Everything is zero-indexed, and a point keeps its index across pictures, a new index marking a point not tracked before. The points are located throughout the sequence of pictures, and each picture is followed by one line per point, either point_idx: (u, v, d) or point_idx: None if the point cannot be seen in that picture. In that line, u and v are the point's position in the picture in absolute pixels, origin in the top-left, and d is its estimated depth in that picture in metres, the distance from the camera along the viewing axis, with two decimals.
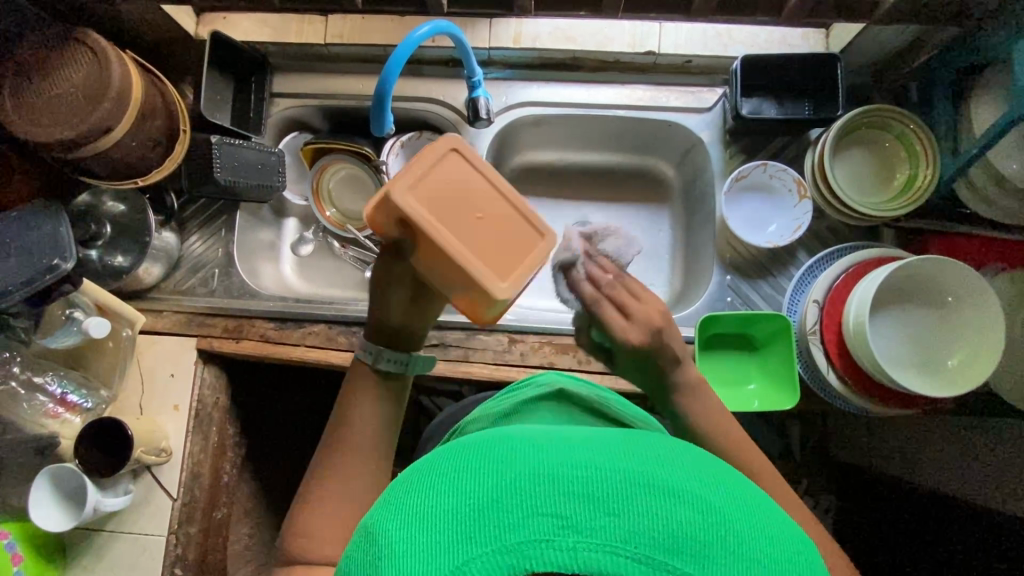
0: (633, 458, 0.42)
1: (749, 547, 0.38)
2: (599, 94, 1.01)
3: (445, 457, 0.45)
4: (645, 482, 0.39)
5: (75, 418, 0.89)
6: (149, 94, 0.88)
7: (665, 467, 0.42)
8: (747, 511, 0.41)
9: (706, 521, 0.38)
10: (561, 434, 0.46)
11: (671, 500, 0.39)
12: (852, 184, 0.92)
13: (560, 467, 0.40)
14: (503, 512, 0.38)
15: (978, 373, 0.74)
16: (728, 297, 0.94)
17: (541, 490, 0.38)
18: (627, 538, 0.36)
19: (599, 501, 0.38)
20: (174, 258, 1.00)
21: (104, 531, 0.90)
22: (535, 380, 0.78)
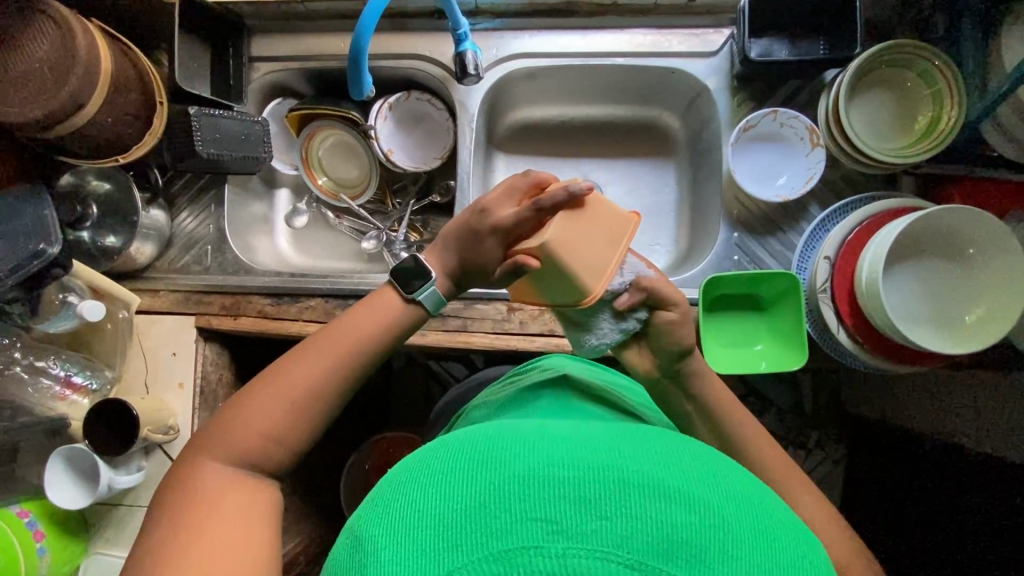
0: (625, 459, 0.43)
1: (748, 551, 0.39)
2: (596, 41, 0.95)
3: (432, 458, 0.47)
4: (638, 484, 0.41)
5: (82, 400, 0.90)
6: (119, 65, 0.83)
7: (659, 468, 0.43)
8: (744, 514, 0.42)
9: (701, 523, 0.39)
10: (551, 434, 0.47)
11: (664, 500, 0.40)
12: (871, 129, 0.86)
13: (551, 470, 0.41)
14: (490, 517, 0.39)
15: (987, 338, 0.71)
16: (735, 256, 0.90)
17: (530, 494, 0.40)
18: (621, 543, 0.37)
19: (591, 504, 0.39)
20: (165, 236, 0.98)
21: (122, 505, 0.93)
22: (539, 364, 0.77)
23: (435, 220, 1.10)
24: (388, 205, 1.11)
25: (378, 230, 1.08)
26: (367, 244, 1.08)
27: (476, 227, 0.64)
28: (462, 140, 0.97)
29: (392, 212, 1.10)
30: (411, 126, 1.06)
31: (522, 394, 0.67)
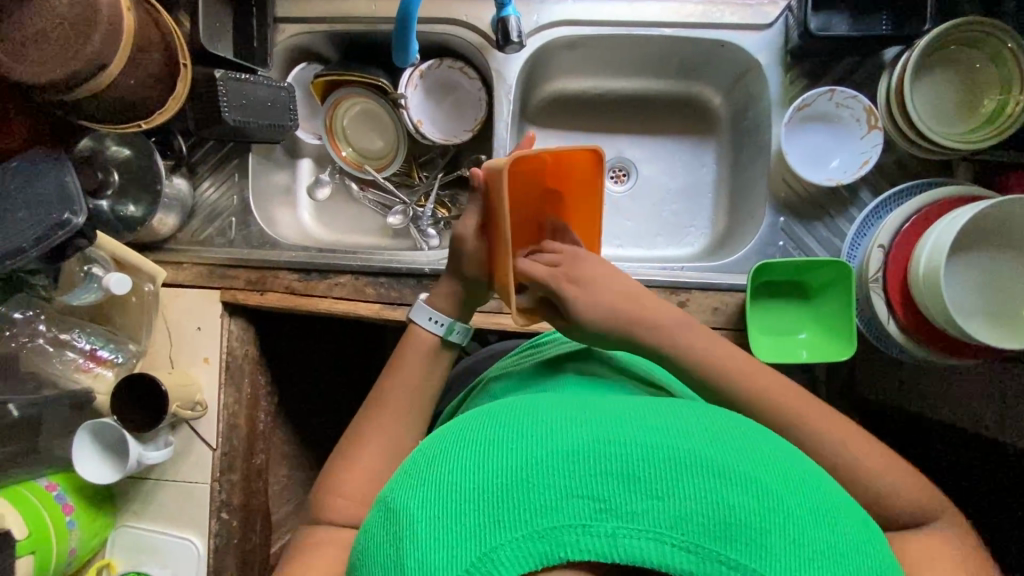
0: (677, 435, 0.42)
1: (807, 535, 0.38)
2: (643, 9, 0.89)
3: (467, 428, 0.46)
4: (692, 463, 0.39)
5: (106, 372, 0.88)
6: (141, 22, 0.78)
7: (712, 443, 0.42)
8: (801, 497, 0.40)
9: (757, 505, 0.38)
10: (595, 406, 0.46)
11: (722, 482, 0.39)
12: (932, 112, 0.82)
13: (599, 445, 0.40)
14: (535, 494, 0.39)
15: None
16: (780, 242, 0.87)
17: (576, 472, 0.39)
18: (673, 524, 0.37)
19: (640, 484, 0.38)
20: (188, 207, 0.95)
21: (149, 479, 0.92)
22: (556, 339, 0.75)
23: (463, 196, 1.07)
24: (414, 179, 1.07)
25: (404, 205, 1.05)
26: (393, 219, 1.05)
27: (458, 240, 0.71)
28: (498, 112, 0.92)
29: (419, 185, 1.07)
30: (441, 96, 1.02)
31: (535, 375, 0.66)
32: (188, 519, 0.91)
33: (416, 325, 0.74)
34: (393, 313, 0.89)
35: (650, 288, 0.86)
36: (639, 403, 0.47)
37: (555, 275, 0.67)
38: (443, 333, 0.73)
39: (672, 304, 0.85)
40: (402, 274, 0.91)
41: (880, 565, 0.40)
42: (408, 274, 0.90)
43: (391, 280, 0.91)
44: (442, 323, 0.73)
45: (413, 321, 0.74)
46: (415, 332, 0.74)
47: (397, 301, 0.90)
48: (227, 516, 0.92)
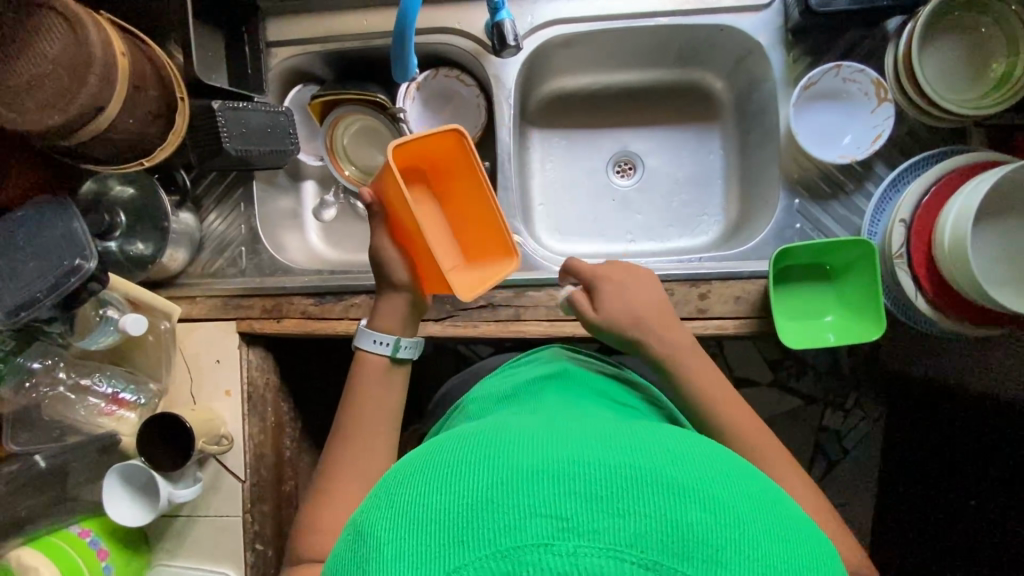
0: (638, 454, 0.42)
1: (761, 551, 0.38)
2: (639, 0, 0.88)
3: (436, 453, 0.45)
4: (652, 482, 0.39)
5: (129, 414, 0.87)
6: (135, 60, 0.78)
7: (673, 462, 0.42)
8: (756, 514, 0.40)
9: (714, 523, 0.38)
10: (561, 430, 0.46)
11: (680, 500, 0.38)
12: (942, 79, 0.80)
13: (561, 464, 0.40)
14: (500, 514, 0.38)
15: None
16: (797, 224, 0.85)
17: (541, 490, 0.38)
18: (633, 542, 0.36)
19: (603, 501, 0.38)
20: (196, 240, 0.94)
21: (181, 517, 0.92)
22: (534, 361, 0.74)
23: None
24: None
25: None
26: None
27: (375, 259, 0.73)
28: (499, 117, 0.91)
29: None
30: (440, 106, 1.01)
31: (515, 393, 0.65)
32: (223, 553, 0.91)
33: (364, 351, 0.73)
34: None
35: (669, 283, 0.85)
36: (605, 427, 0.47)
37: (596, 275, 0.74)
38: (392, 353, 0.73)
39: (693, 296, 0.84)
40: None
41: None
42: None
43: None
44: (387, 343, 0.73)
45: (359, 347, 0.73)
46: (366, 358, 0.73)
47: None
48: (262, 547, 0.91)
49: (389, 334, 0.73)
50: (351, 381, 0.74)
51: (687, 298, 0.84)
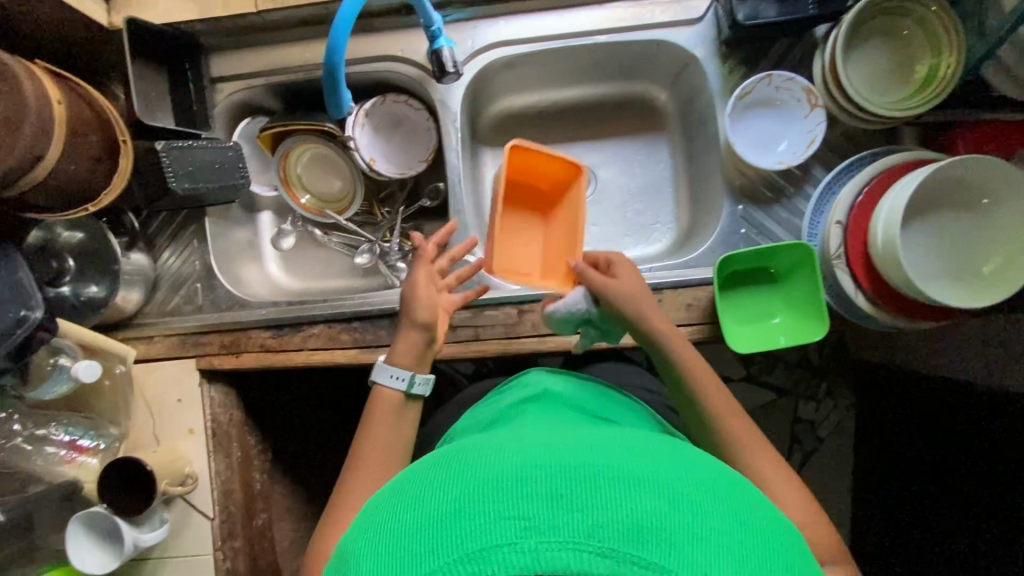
0: (598, 453, 0.42)
1: (719, 532, 0.38)
2: (575, 20, 0.90)
3: (415, 473, 0.46)
4: (609, 474, 0.40)
5: (91, 459, 0.86)
6: (72, 107, 0.78)
7: (631, 457, 0.42)
8: (715, 499, 0.41)
9: (671, 508, 0.38)
10: (531, 439, 0.47)
11: (637, 488, 0.39)
12: (869, 83, 0.83)
13: (523, 467, 0.41)
14: (466, 519, 0.38)
15: (1008, 288, 0.70)
16: (742, 229, 0.87)
17: (503, 494, 0.39)
18: (590, 533, 0.37)
19: (563, 499, 0.38)
20: (150, 279, 0.94)
21: (151, 559, 0.91)
22: (522, 379, 0.76)
23: (427, 225, 1.08)
24: (377, 215, 1.07)
25: (370, 243, 1.04)
26: (360, 259, 1.04)
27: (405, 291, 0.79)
28: (447, 142, 0.92)
29: (381, 221, 1.06)
30: (390, 131, 1.02)
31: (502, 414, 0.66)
32: None
33: (380, 386, 0.75)
34: (371, 356, 0.89)
35: None
36: (572, 434, 0.48)
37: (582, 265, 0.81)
38: (406, 388, 0.75)
39: None
40: (374, 317, 0.90)
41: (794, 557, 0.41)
42: (380, 315, 0.90)
43: (365, 324, 0.90)
44: (404, 378, 0.75)
45: (376, 381, 0.76)
46: (381, 392, 0.75)
47: (374, 343, 0.89)
48: None
49: (405, 369, 0.75)
50: (365, 416, 0.75)
51: None
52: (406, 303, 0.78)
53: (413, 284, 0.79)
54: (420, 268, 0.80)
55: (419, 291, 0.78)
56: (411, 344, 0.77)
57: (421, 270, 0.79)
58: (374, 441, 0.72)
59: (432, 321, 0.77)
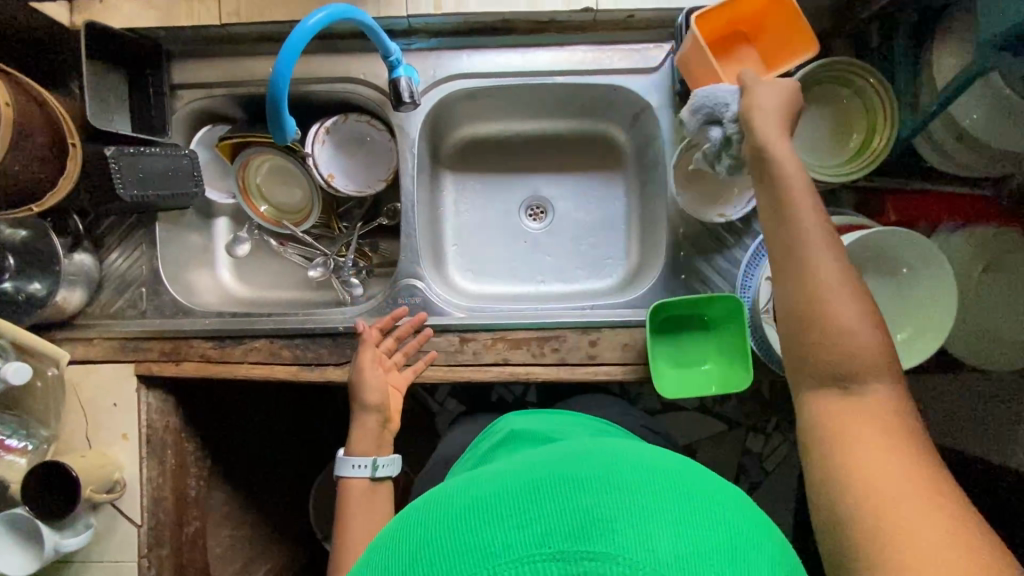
0: (539, 468, 0.44)
1: (656, 508, 0.40)
2: (536, 59, 0.92)
3: (382, 536, 0.47)
4: (546, 485, 0.41)
5: (19, 460, 0.85)
6: (21, 108, 0.77)
7: (569, 463, 0.44)
8: (650, 479, 0.42)
9: (609, 499, 0.40)
10: (482, 474, 0.48)
11: (568, 492, 0.40)
12: (808, 146, 0.86)
13: (473, 501, 0.42)
14: (426, 563, 0.39)
15: (916, 357, 0.74)
16: (682, 275, 0.90)
17: (459, 529, 0.40)
18: (539, 542, 0.38)
19: (510, 520, 0.39)
20: (95, 280, 0.94)
21: (73, 563, 0.90)
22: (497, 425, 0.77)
23: (384, 243, 1.09)
24: (335, 229, 1.07)
25: (324, 257, 1.04)
26: (314, 273, 1.04)
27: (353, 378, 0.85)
28: (404, 169, 0.94)
29: (338, 236, 1.06)
30: (351, 149, 1.02)
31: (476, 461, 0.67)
32: None
33: (345, 477, 0.80)
34: (311, 374, 0.89)
35: (561, 330, 0.89)
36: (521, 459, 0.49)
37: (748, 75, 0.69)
38: (371, 472, 0.80)
39: (583, 343, 0.88)
40: (317, 335, 0.91)
41: (747, 528, 0.41)
42: (324, 334, 0.91)
43: (308, 341, 0.91)
44: (365, 465, 0.80)
45: (340, 474, 0.81)
46: (348, 482, 0.80)
47: (315, 361, 0.90)
48: None
49: (365, 457, 0.80)
50: (340, 506, 0.80)
51: (578, 345, 0.88)
52: (354, 392, 0.85)
53: (358, 375, 0.85)
54: (365, 356, 0.86)
55: (364, 381, 0.84)
56: (364, 430, 0.83)
57: (362, 361, 0.85)
58: (351, 529, 0.77)
59: (378, 404, 0.83)
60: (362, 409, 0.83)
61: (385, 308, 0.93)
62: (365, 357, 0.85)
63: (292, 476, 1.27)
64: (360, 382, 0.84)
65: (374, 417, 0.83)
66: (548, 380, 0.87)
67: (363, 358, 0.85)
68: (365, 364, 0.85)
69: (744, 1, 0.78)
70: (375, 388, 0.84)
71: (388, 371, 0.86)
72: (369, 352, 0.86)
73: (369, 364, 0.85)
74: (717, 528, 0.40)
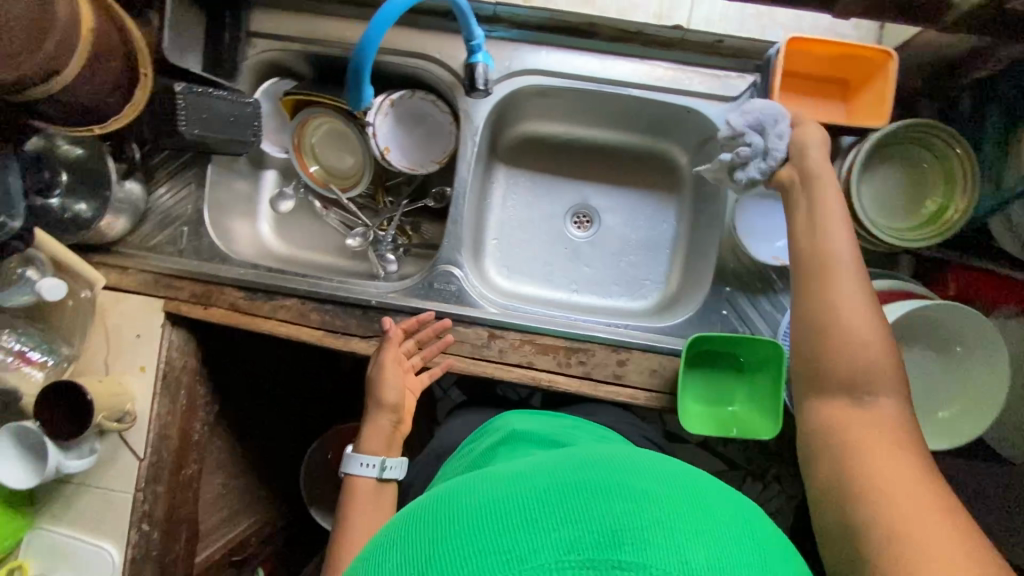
0: (559, 470, 0.40)
1: (688, 517, 0.36)
2: (615, 67, 0.89)
3: (383, 538, 0.42)
4: (569, 492, 0.37)
5: (35, 373, 0.87)
6: (102, 29, 0.77)
7: (588, 467, 0.40)
8: (677, 487, 0.39)
9: (637, 504, 0.37)
10: (490, 473, 0.44)
11: (595, 497, 0.37)
12: (878, 204, 0.83)
13: (489, 504, 0.38)
14: (442, 566, 0.35)
15: (954, 439, 0.72)
16: (723, 310, 0.88)
17: (478, 535, 0.36)
18: (566, 550, 0.34)
19: (533, 525, 0.36)
20: (140, 211, 0.94)
21: (72, 484, 0.91)
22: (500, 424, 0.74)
23: (426, 225, 1.08)
24: (379, 202, 1.07)
25: (366, 228, 1.04)
26: (353, 241, 1.05)
27: (371, 378, 0.85)
28: (462, 153, 0.92)
29: (382, 210, 1.06)
30: (411, 125, 1.01)
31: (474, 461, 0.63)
32: (107, 527, 0.91)
33: (351, 474, 0.82)
34: (335, 341, 0.89)
35: (592, 344, 0.87)
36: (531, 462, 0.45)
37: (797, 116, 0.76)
38: (377, 472, 0.81)
39: (612, 362, 0.87)
40: (348, 304, 0.91)
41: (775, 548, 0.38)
42: (355, 304, 0.90)
43: (338, 309, 0.90)
44: (372, 463, 0.81)
45: (348, 471, 0.82)
46: (354, 480, 0.81)
47: (341, 330, 0.90)
48: (149, 528, 0.91)
49: (374, 456, 0.82)
50: (343, 501, 0.81)
51: (606, 362, 0.87)
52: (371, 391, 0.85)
53: (376, 377, 0.84)
54: (387, 358, 0.85)
55: (383, 383, 0.84)
56: (379, 433, 0.84)
57: (382, 363, 0.84)
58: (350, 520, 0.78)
59: (394, 405, 0.83)
60: (375, 410, 0.84)
61: (419, 290, 0.92)
62: (386, 359, 0.85)
63: (290, 436, 1.27)
64: (378, 384, 0.84)
65: (387, 420, 0.84)
66: (571, 392, 0.85)
67: (383, 360, 0.85)
68: (386, 367, 0.84)
69: (849, 51, 0.79)
70: (394, 392, 0.83)
71: (406, 373, 0.86)
72: (390, 354, 0.85)
73: (388, 367, 0.84)
74: (750, 543, 0.37)
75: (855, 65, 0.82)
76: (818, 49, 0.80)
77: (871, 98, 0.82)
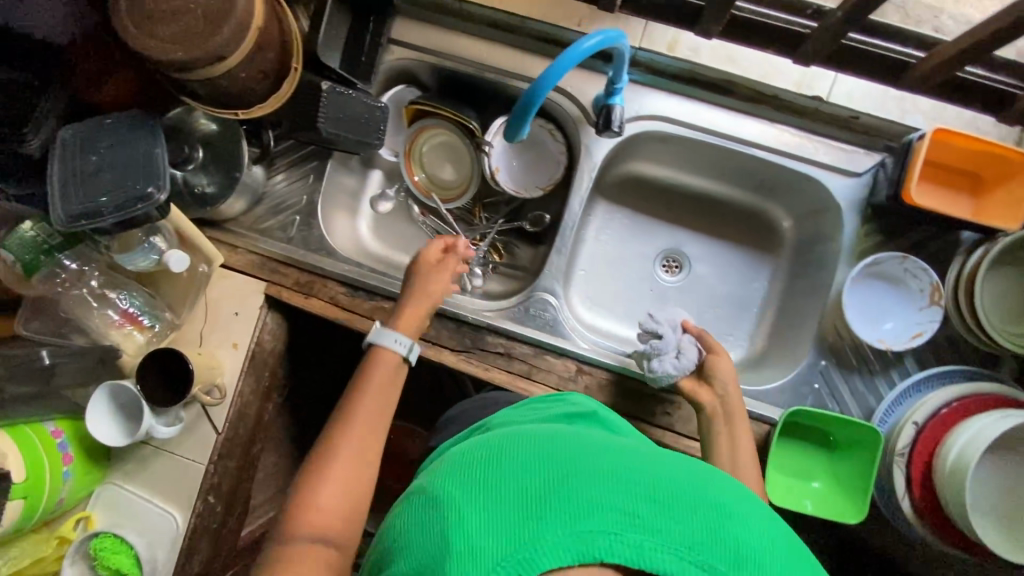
0: (681, 473, 0.44)
1: (788, 565, 0.40)
2: (742, 126, 0.91)
3: (498, 448, 0.47)
4: (693, 497, 0.41)
5: (138, 335, 0.90)
6: (268, 21, 0.80)
7: (701, 478, 0.44)
8: (777, 532, 0.43)
9: (749, 533, 0.40)
10: (604, 441, 0.48)
11: (712, 509, 0.41)
12: (994, 304, 0.83)
13: (616, 469, 0.43)
14: (569, 501, 0.40)
15: None
16: (815, 383, 0.88)
17: (606, 487, 0.41)
18: (690, 547, 0.38)
19: (659, 506, 0.40)
20: (257, 194, 0.97)
21: (149, 446, 0.93)
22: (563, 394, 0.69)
23: (517, 246, 1.08)
24: (475, 217, 1.08)
25: None
26: None
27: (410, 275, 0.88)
28: (577, 186, 0.95)
29: (478, 225, 1.08)
30: (523, 148, 1.03)
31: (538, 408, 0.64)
32: (174, 495, 0.92)
33: (377, 346, 0.81)
34: (426, 351, 0.90)
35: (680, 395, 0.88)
36: (642, 446, 0.49)
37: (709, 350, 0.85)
38: (405, 353, 0.81)
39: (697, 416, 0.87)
40: (444, 316, 0.92)
41: None
42: (451, 317, 0.92)
43: (433, 319, 0.92)
44: (404, 343, 0.81)
45: (376, 343, 0.81)
46: (380, 352, 0.80)
47: (433, 340, 0.91)
48: (214, 501, 0.93)
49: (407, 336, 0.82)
50: (360, 375, 0.79)
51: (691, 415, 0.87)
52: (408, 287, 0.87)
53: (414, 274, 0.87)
54: (427, 258, 0.88)
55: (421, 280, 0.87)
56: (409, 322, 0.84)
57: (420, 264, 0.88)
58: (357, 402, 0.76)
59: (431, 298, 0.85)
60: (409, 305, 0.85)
61: (514, 314, 0.93)
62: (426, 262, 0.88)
63: None
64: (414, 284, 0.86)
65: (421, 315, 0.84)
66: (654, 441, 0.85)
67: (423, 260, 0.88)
68: (423, 269, 0.87)
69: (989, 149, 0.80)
70: (431, 293, 0.86)
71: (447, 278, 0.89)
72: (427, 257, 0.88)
73: (423, 268, 0.87)
74: None
75: (993, 163, 0.82)
76: (958, 143, 0.81)
77: (1002, 199, 0.82)
